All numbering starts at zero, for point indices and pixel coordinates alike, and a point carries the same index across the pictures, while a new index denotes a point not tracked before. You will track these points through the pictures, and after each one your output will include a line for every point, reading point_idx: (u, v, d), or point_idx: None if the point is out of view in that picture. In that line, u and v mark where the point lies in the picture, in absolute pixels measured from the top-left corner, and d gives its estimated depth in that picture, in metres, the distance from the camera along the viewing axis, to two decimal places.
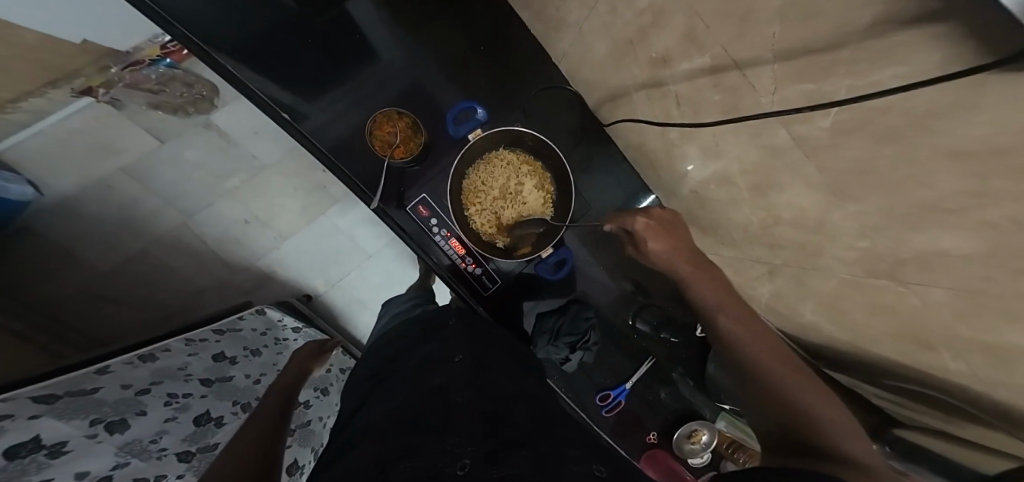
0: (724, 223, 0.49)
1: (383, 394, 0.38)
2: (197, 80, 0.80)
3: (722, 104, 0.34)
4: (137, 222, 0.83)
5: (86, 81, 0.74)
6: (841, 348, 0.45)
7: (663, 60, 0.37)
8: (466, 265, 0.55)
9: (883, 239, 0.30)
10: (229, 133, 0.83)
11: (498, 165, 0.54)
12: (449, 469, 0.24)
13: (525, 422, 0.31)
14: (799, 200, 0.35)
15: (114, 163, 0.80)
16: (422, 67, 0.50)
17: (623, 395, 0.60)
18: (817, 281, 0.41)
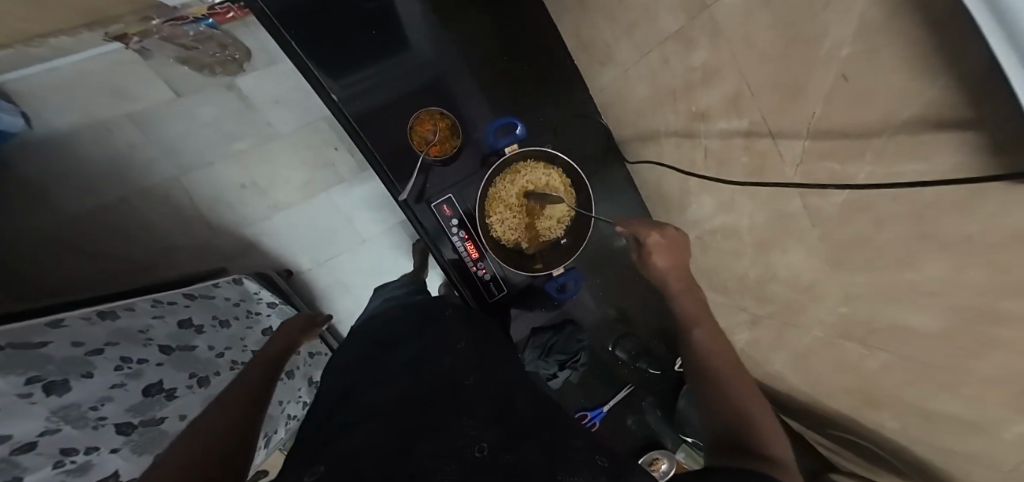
0: (721, 273, 0.53)
1: (377, 384, 0.33)
2: (234, 43, 0.65)
3: (748, 165, 0.38)
4: (127, 167, 0.69)
5: (124, 28, 0.54)
6: (807, 404, 0.49)
7: (702, 116, 0.42)
8: (477, 269, 0.56)
9: (863, 307, 0.35)
10: (252, 98, 0.71)
11: (525, 180, 0.56)
12: (464, 448, 0.19)
13: (530, 416, 0.27)
14: (796, 262, 0.40)
15: (121, 108, 0.64)
16: (463, 63, 0.52)
17: (599, 417, 0.61)
18: (794, 338, 0.46)
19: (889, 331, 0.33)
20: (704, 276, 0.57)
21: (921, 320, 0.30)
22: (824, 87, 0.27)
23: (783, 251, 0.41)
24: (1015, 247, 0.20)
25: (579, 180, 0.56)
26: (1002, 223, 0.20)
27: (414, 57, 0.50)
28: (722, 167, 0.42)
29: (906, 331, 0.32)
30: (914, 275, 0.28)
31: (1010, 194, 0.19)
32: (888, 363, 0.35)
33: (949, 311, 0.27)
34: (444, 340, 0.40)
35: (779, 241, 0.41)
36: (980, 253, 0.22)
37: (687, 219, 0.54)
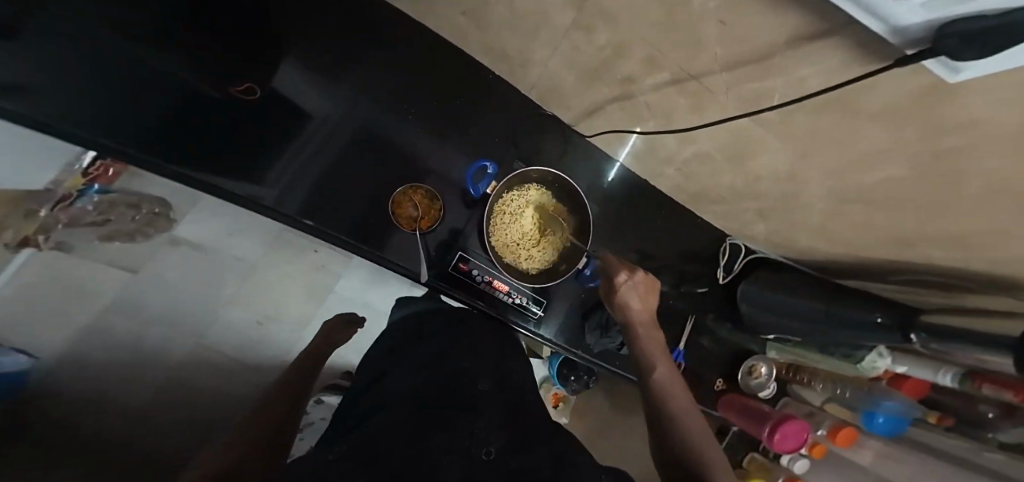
0: (714, 187, 0.57)
1: (404, 369, 0.42)
2: (142, 197, 0.73)
3: (688, 104, 0.43)
4: (134, 360, 0.70)
5: (18, 231, 0.61)
6: (839, 255, 0.55)
7: (630, 80, 0.46)
8: (512, 298, 0.68)
9: (841, 177, 0.39)
10: (198, 241, 0.79)
11: (513, 212, 0.65)
12: (478, 450, 0.29)
13: (538, 423, 0.37)
14: (767, 163, 0.44)
15: (94, 302, 0.68)
16: (373, 110, 0.59)
17: (679, 355, 0.80)
18: (799, 215, 0.51)
19: (870, 188, 0.38)
20: (704, 193, 0.62)
21: (887, 173, 0.34)
22: (715, 35, 0.32)
23: (751, 158, 0.45)
24: (933, 105, 0.23)
25: (558, 179, 0.65)
26: (904, 88, 0.24)
27: (319, 126, 0.55)
28: (670, 111, 0.47)
29: (880, 184, 0.36)
30: (865, 145, 0.32)
31: (905, 71, 0.22)
32: (878, 207, 0.40)
33: (902, 159, 0.31)
34: (460, 347, 0.46)
35: (744, 152, 0.45)
36: (910, 116, 0.26)
37: (662, 158, 0.59)
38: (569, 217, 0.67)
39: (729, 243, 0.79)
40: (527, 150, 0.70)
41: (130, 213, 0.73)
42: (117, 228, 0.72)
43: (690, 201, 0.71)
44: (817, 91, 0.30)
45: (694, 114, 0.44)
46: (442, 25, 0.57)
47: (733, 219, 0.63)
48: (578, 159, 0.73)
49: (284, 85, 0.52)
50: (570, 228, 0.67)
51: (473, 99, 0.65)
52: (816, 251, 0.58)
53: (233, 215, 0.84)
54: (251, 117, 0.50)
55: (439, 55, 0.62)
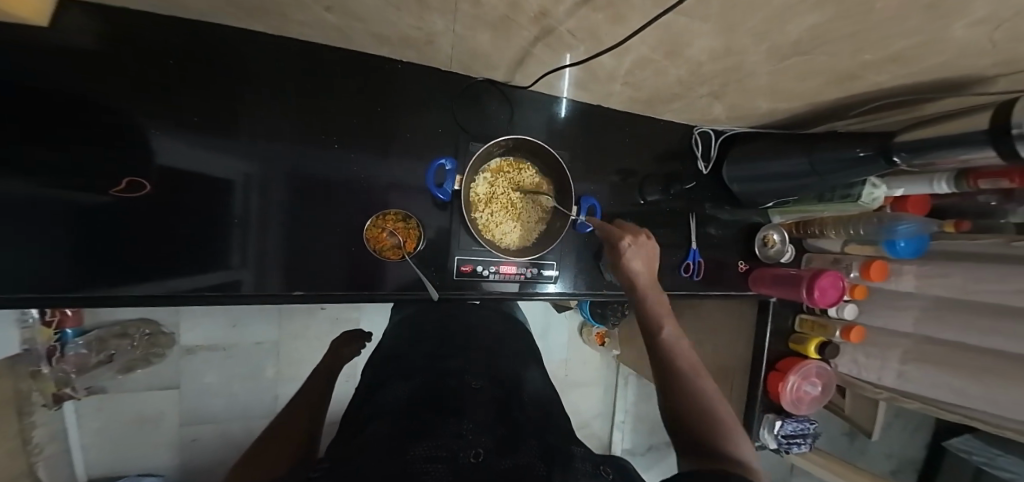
0: (664, 85, 0.56)
1: (400, 380, 0.47)
2: (123, 326, 0.86)
3: (608, 18, 0.40)
4: (239, 441, 0.99)
5: (43, 392, 0.76)
6: (807, 101, 0.54)
7: (541, 14, 0.43)
8: (524, 273, 0.70)
9: (777, 38, 0.37)
10: (206, 343, 0.95)
11: (491, 209, 0.66)
12: (465, 453, 0.31)
13: (531, 424, 0.40)
14: (704, 46, 0.42)
15: (169, 425, 0.93)
16: (292, 153, 0.56)
17: (696, 255, 0.82)
18: (754, 82, 0.50)
19: (809, 36, 0.36)
20: (657, 93, 0.60)
21: (817, 21, 0.33)
22: None
23: (686, 47, 0.43)
24: None
25: (515, 141, 0.65)
26: None
27: (242, 194, 0.53)
28: (593, 30, 0.44)
29: (817, 29, 0.34)
30: (784, 4, 0.30)
31: None
32: (826, 50, 0.38)
33: (824, 5, 0.29)
34: (462, 365, 0.50)
35: (678, 43, 0.43)
36: None
37: (605, 76, 0.57)
38: (529, 167, 0.69)
39: (699, 131, 0.80)
40: (475, 125, 0.68)
41: (126, 343, 0.86)
42: (132, 359, 0.87)
43: (648, 107, 0.70)
44: None
45: (616, 25, 0.42)
46: (333, 35, 0.53)
47: (695, 105, 0.63)
48: (529, 115, 0.72)
49: (171, 162, 0.49)
50: (536, 178, 0.69)
51: (399, 97, 0.63)
52: (783, 105, 0.57)
53: (226, 311, 0.96)
54: (172, 213, 0.50)
55: (342, 69, 0.59)
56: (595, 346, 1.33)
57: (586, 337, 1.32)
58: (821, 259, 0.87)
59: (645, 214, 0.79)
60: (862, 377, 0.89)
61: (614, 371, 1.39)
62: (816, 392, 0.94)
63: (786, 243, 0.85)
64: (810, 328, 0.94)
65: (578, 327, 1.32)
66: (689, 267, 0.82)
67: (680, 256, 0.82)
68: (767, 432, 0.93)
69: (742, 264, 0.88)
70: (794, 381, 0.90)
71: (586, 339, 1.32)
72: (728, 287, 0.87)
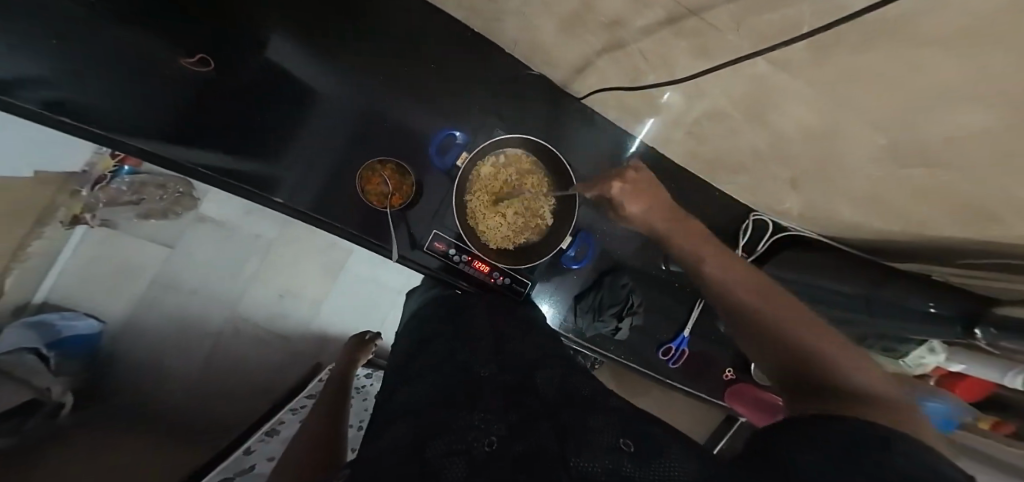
0: (732, 149, 0.49)
1: (417, 373, 0.38)
2: (166, 180, 0.85)
3: (689, 50, 0.33)
4: (192, 323, 0.90)
5: (69, 212, 0.77)
6: (898, 226, 0.46)
7: (616, 22, 0.36)
8: (494, 279, 0.61)
9: (901, 129, 0.29)
10: (221, 218, 0.91)
11: (487, 200, 0.59)
12: (479, 444, 0.24)
13: (552, 395, 0.31)
14: (801, 117, 0.34)
15: (143, 279, 0.87)
16: (362, 85, 0.57)
17: (683, 343, 0.72)
18: (847, 181, 0.41)
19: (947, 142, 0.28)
20: (721, 157, 0.53)
21: (963, 120, 0.24)
22: None
23: (774, 112, 0.36)
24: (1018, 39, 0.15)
25: (542, 148, 0.59)
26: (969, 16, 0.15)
27: (320, 114, 0.55)
28: (667, 58, 0.37)
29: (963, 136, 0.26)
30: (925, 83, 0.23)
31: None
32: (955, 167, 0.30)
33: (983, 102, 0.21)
34: (472, 332, 0.43)
35: (766, 105, 0.36)
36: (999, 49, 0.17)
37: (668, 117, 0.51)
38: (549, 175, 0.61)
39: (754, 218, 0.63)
40: (515, 119, 0.63)
41: (158, 193, 0.85)
42: (155, 209, 0.86)
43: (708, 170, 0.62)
44: (845, 24, 0.21)
45: (699, 60, 0.35)
46: None
47: (760, 185, 0.55)
48: (578, 128, 0.65)
49: (274, 61, 0.51)
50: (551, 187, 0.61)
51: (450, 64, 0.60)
52: (872, 221, 0.48)
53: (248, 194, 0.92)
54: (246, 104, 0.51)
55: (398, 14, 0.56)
56: None
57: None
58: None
59: (650, 277, 0.70)
60: None
61: None
62: None
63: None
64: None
65: None
66: (669, 351, 0.72)
67: (668, 335, 0.72)
68: None
69: (729, 372, 0.76)
70: None
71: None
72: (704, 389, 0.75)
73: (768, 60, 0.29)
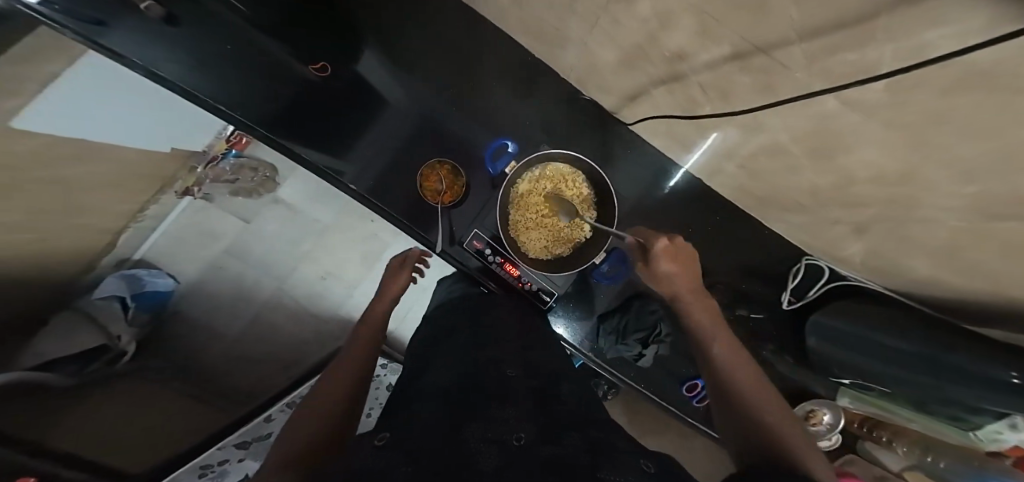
0: (786, 186, 0.48)
1: (441, 359, 0.41)
2: (259, 163, 0.94)
3: (753, 85, 0.34)
4: (247, 293, 0.98)
5: (184, 183, 0.90)
6: (971, 294, 0.41)
7: (678, 56, 0.38)
8: (523, 283, 0.63)
9: (981, 191, 0.27)
10: (293, 203, 0.98)
11: (528, 211, 0.60)
12: (508, 439, 0.24)
13: (574, 406, 0.32)
14: (873, 159, 0.33)
15: (217, 248, 0.96)
16: (434, 100, 0.63)
17: None
18: (920, 231, 0.38)
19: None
20: (775, 194, 0.52)
21: None
22: None
23: (842, 153, 0.35)
24: None
25: (587, 165, 0.60)
26: None
27: (389, 114, 0.61)
28: (727, 92, 0.38)
29: None
30: (1002, 147, 0.22)
31: None
32: None
33: None
34: (495, 330, 0.45)
35: (832, 146, 0.35)
36: None
37: (722, 149, 0.50)
38: (590, 192, 0.61)
39: (806, 262, 0.64)
40: (566, 137, 0.66)
41: (251, 175, 0.94)
42: (246, 187, 0.95)
43: (759, 207, 0.60)
44: (931, 68, 0.21)
45: (763, 95, 0.35)
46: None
47: (815, 227, 0.53)
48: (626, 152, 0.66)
49: (365, 71, 0.59)
50: (590, 202, 0.61)
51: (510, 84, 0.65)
52: (943, 280, 0.44)
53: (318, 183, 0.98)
54: (338, 101, 0.58)
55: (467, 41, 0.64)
56: None
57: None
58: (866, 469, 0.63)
59: None
60: None
61: None
62: None
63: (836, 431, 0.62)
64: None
65: None
66: (694, 388, 0.68)
67: (693, 371, 0.69)
68: None
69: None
70: None
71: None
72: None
73: (840, 97, 0.29)
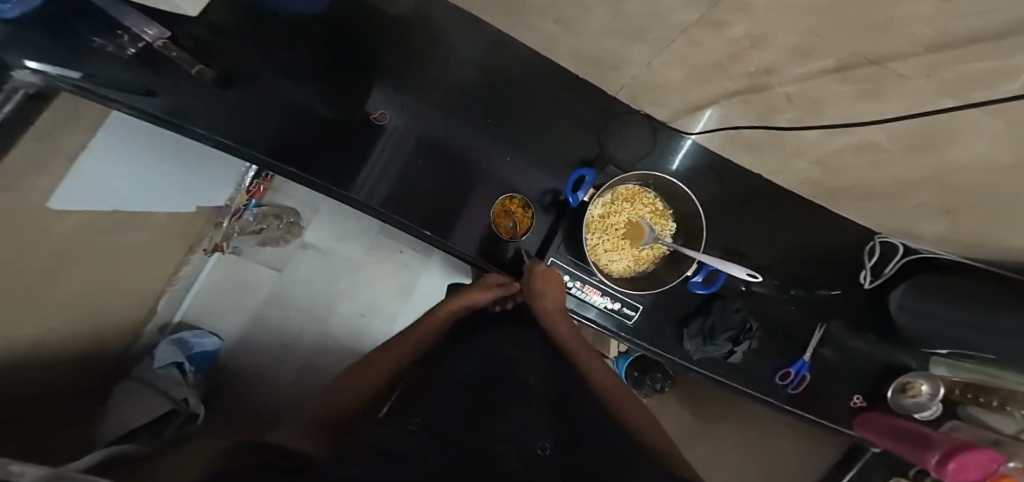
0: (872, 177, 0.52)
1: (445, 378, 0.56)
2: (280, 209, 1.17)
3: (854, 92, 0.39)
4: (288, 336, 1.17)
5: (211, 240, 1.10)
6: None
7: (764, 71, 0.44)
8: (611, 302, 0.74)
9: None
10: (318, 243, 1.21)
11: (608, 234, 0.68)
12: (535, 449, 0.42)
13: (562, 427, 0.47)
14: (980, 149, 0.37)
15: (255, 300, 1.18)
16: (434, 125, 0.75)
17: (803, 368, 0.76)
18: (1017, 212, 0.43)
19: None
20: (855, 186, 0.56)
21: None
22: (924, 11, 0.26)
23: (950, 141, 0.39)
24: None
25: (664, 180, 0.69)
26: None
27: (385, 144, 0.71)
28: (820, 98, 0.43)
29: None
30: None
31: None
32: None
33: None
34: (500, 356, 0.59)
35: (939, 135, 0.39)
36: None
37: (794, 150, 0.55)
38: (664, 211, 0.72)
39: (878, 240, 0.73)
40: (627, 157, 0.77)
41: (276, 223, 1.16)
42: (272, 237, 1.19)
43: (825, 197, 0.65)
44: None
45: (864, 99, 0.39)
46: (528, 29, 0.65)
47: (895, 212, 0.57)
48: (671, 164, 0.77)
49: (373, 110, 0.73)
50: (666, 221, 0.71)
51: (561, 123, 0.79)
52: None
53: (351, 224, 1.22)
54: (344, 137, 0.67)
55: (522, 95, 0.78)
56: None
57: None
58: (975, 433, 0.61)
59: (751, 304, 0.78)
60: None
61: None
62: None
63: (939, 401, 0.66)
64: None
65: None
66: (787, 375, 0.77)
67: (783, 361, 0.78)
68: None
69: (857, 399, 0.77)
70: None
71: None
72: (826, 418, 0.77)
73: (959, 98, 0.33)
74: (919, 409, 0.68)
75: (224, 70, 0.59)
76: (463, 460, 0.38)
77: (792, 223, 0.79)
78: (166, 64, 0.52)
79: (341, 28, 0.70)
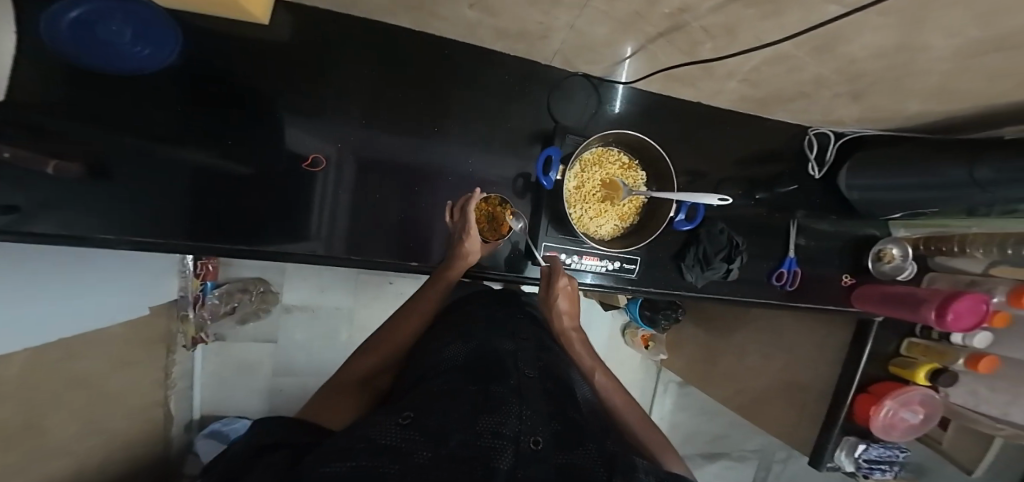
0: (792, 82, 0.54)
1: (436, 370, 0.53)
2: (244, 283, 1.27)
3: (759, 14, 0.38)
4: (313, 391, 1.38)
5: (184, 334, 1.18)
6: (967, 105, 0.50)
7: (679, 10, 0.42)
8: (609, 261, 0.78)
9: (979, 32, 0.33)
10: (301, 303, 1.35)
11: (589, 204, 0.73)
12: (532, 441, 0.37)
13: (572, 416, 0.46)
14: (872, 41, 0.38)
15: (264, 373, 1.36)
16: (357, 136, 0.68)
17: (792, 264, 0.83)
18: (914, 83, 0.46)
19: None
20: (781, 92, 0.59)
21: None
22: None
23: (843, 43, 0.40)
24: None
25: (621, 136, 0.72)
26: None
27: (313, 179, 0.67)
28: (733, 26, 0.42)
29: None
30: None
31: None
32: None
33: None
34: (502, 345, 0.58)
35: (834, 40, 0.40)
36: None
37: (722, 73, 0.57)
38: (631, 165, 0.76)
39: (812, 134, 0.82)
40: (576, 118, 0.78)
41: (246, 296, 1.28)
42: (248, 311, 1.29)
43: (761, 106, 0.69)
44: None
45: (767, 20, 0.39)
46: (446, 21, 0.62)
47: (819, 105, 0.61)
48: (618, 118, 0.80)
49: (295, 150, 0.66)
50: (633, 173, 0.75)
51: (503, 105, 0.76)
52: (938, 107, 0.53)
53: (320, 280, 1.36)
54: (257, 191, 0.64)
55: (454, 89, 0.73)
56: (638, 348, 1.63)
57: (628, 337, 1.63)
58: (949, 279, 0.78)
59: (734, 220, 0.83)
60: (979, 409, 0.89)
61: (652, 373, 1.72)
62: (914, 420, 0.97)
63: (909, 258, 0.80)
64: (922, 353, 0.94)
65: (622, 329, 1.63)
66: (782, 275, 0.83)
67: (773, 263, 0.84)
68: (846, 454, 1.01)
69: (846, 278, 0.87)
70: (891, 406, 0.93)
71: (628, 340, 1.63)
72: (826, 299, 0.86)
73: (841, 3, 0.33)
74: (898, 271, 0.82)
75: (92, 160, 0.54)
76: (454, 459, 0.31)
77: (735, 137, 0.83)
78: (5, 169, 0.49)
79: (233, 80, 0.61)
